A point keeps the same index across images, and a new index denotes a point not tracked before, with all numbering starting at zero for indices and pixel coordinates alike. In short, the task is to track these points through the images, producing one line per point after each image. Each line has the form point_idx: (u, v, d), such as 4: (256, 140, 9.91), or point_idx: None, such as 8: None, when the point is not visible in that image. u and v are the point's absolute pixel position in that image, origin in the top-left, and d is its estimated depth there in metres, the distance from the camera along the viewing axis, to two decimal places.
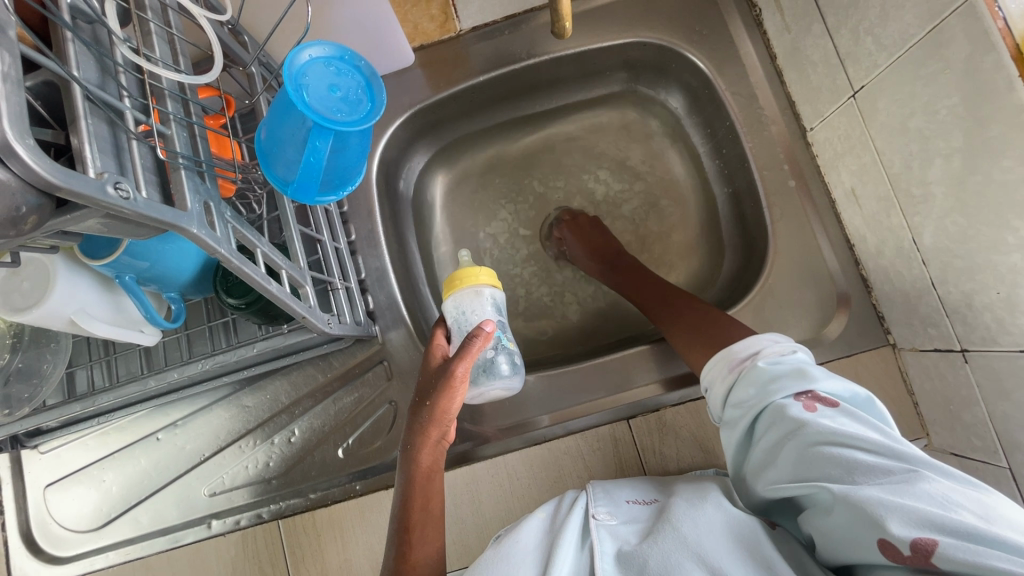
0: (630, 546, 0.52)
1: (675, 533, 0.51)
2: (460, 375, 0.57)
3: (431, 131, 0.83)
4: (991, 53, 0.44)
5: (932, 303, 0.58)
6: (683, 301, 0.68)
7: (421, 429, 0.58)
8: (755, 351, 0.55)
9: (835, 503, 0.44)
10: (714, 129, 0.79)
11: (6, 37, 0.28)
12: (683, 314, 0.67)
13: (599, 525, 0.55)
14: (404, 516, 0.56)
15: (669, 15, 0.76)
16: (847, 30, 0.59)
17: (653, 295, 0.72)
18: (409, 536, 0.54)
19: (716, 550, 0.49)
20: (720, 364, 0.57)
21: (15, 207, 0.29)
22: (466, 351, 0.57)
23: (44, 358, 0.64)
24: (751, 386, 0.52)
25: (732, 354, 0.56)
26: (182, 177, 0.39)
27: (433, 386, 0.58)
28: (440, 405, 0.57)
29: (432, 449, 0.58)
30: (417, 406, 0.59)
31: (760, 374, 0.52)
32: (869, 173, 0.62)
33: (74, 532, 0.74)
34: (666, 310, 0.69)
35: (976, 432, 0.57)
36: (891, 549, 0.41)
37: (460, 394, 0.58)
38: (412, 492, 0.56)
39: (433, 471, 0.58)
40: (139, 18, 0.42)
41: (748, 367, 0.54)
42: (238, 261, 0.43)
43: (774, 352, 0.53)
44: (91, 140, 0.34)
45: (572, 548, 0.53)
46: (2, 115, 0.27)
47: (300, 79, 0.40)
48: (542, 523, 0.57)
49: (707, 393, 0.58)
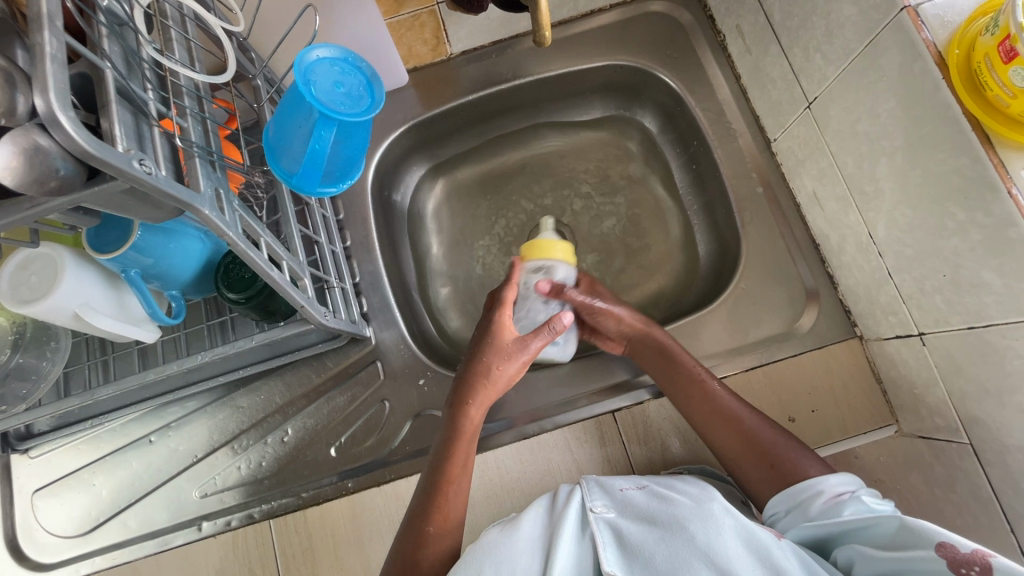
0: (634, 538, 0.54)
1: (684, 532, 0.52)
2: (533, 351, 0.68)
3: (423, 146, 0.89)
4: (919, 61, 0.50)
5: (891, 293, 0.63)
6: (750, 435, 0.63)
7: (484, 386, 0.66)
8: (851, 489, 0.55)
9: (900, 526, 0.48)
10: (688, 143, 0.86)
11: (55, 27, 0.32)
12: (758, 456, 0.62)
13: (598, 517, 0.57)
14: (447, 467, 0.62)
15: (642, 41, 0.84)
16: (799, 48, 0.65)
17: (709, 415, 0.65)
18: (447, 490, 0.61)
19: (722, 547, 0.50)
20: (798, 495, 0.57)
21: (50, 169, 0.32)
22: (541, 335, 0.68)
23: (44, 357, 0.66)
24: (848, 507, 0.53)
25: (818, 486, 0.56)
26: (196, 163, 0.43)
27: (505, 353, 0.67)
28: (505, 373, 0.67)
29: (481, 412, 0.67)
30: (483, 369, 0.67)
31: (853, 501, 0.54)
32: (827, 175, 0.67)
33: (60, 537, 0.73)
34: (734, 445, 0.63)
35: (939, 412, 0.61)
36: (948, 550, 0.44)
37: (523, 367, 0.68)
38: (457, 450, 0.63)
39: (478, 432, 0.66)
40: (162, 24, 0.46)
41: (844, 499, 0.54)
42: (244, 245, 0.47)
43: (868, 492, 0.55)
44: (120, 123, 0.38)
45: (571, 542, 0.55)
46: (49, 90, 0.31)
47: (308, 76, 0.44)
48: (541, 516, 0.59)
49: (777, 503, 0.58)
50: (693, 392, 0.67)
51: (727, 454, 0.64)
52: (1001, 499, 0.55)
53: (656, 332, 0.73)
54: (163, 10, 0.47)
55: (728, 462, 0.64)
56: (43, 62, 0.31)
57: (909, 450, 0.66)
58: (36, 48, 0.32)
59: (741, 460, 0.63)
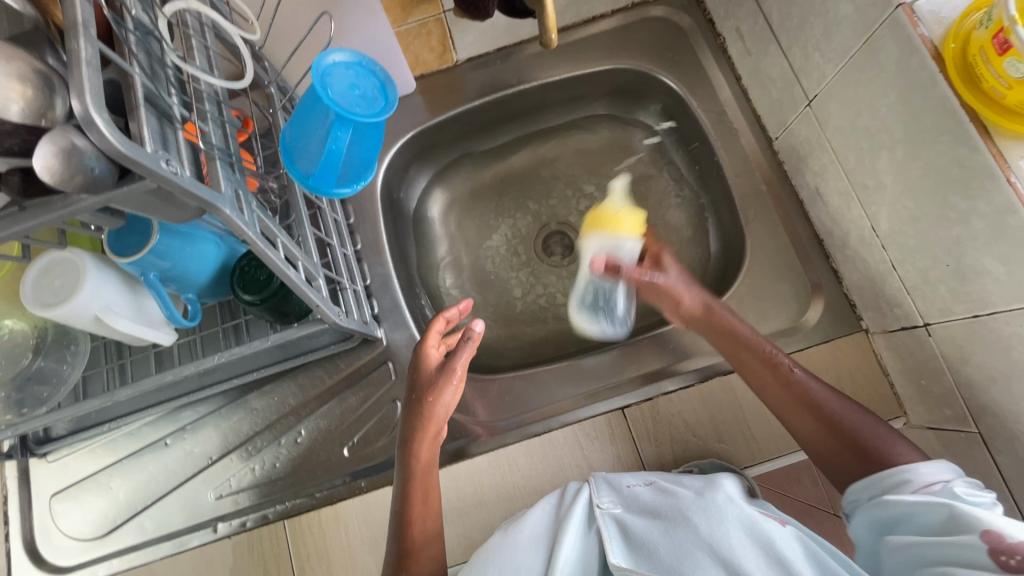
0: (641, 534, 0.55)
1: (688, 525, 0.53)
2: (458, 369, 0.66)
3: (430, 151, 0.90)
4: (916, 56, 0.51)
5: (895, 285, 0.64)
6: (828, 416, 0.59)
7: (422, 424, 0.64)
8: (945, 478, 0.51)
9: (950, 515, 0.47)
10: (691, 144, 0.87)
11: (89, 34, 0.34)
12: (839, 442, 0.57)
13: (605, 513, 0.58)
14: (406, 510, 0.61)
15: (644, 45, 0.86)
16: (799, 48, 0.67)
17: (771, 384, 0.62)
18: (411, 531, 0.60)
19: (728, 542, 0.51)
20: (884, 482, 0.53)
21: (85, 168, 0.35)
22: (463, 352, 0.66)
23: (64, 360, 0.67)
24: (914, 491, 0.51)
25: (904, 475, 0.52)
26: (218, 166, 0.45)
27: (432, 383, 0.66)
28: (441, 402, 0.65)
29: (430, 444, 0.64)
30: (415, 403, 0.65)
31: (941, 490, 0.50)
32: (829, 171, 0.69)
33: (78, 540, 0.74)
34: (816, 432, 0.59)
35: (946, 402, 0.62)
36: (993, 540, 0.44)
37: (456, 391, 0.66)
38: (412, 486, 0.62)
39: (430, 465, 0.63)
40: (184, 34, 0.48)
41: (933, 488, 0.50)
42: (262, 244, 0.48)
43: (964, 481, 0.50)
44: (147, 126, 0.39)
45: (578, 534, 0.56)
46: (85, 94, 0.32)
47: (325, 79, 0.46)
48: (546, 513, 0.59)
49: (859, 490, 0.54)
50: (759, 374, 0.63)
51: (808, 440, 0.60)
52: (1012, 487, 0.56)
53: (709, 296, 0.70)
54: (184, 20, 0.49)
55: (809, 446, 0.60)
56: (80, 67, 0.33)
57: (918, 441, 0.66)
58: (73, 55, 0.33)
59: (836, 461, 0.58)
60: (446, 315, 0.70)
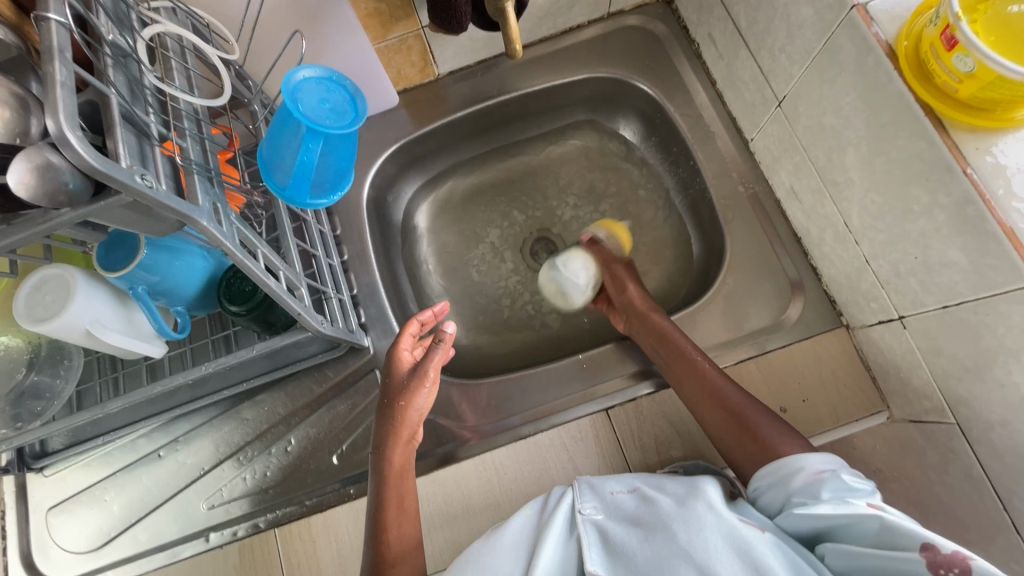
0: (620, 542, 0.56)
1: (667, 534, 0.54)
2: (431, 372, 0.67)
3: (416, 163, 0.92)
4: (872, 54, 0.53)
5: (870, 279, 0.65)
6: (731, 407, 0.64)
7: (397, 430, 0.65)
8: (831, 467, 0.55)
9: (880, 524, 0.50)
10: (670, 148, 0.89)
11: (65, 58, 0.36)
12: (741, 431, 0.63)
13: (586, 519, 0.59)
14: (379, 516, 0.62)
15: (620, 53, 0.88)
16: (766, 50, 0.68)
17: (704, 395, 0.66)
18: (386, 536, 0.61)
19: (705, 548, 0.51)
20: (782, 469, 0.57)
21: (58, 184, 0.36)
22: (435, 355, 0.67)
23: (58, 375, 0.69)
24: (826, 491, 0.53)
25: (799, 462, 0.56)
26: (196, 180, 0.47)
27: (405, 387, 0.67)
28: (414, 405, 0.66)
29: (403, 449, 0.65)
30: (388, 407, 0.67)
31: (833, 481, 0.53)
32: (802, 169, 0.70)
33: (74, 553, 0.75)
34: (720, 421, 0.64)
35: (925, 394, 0.62)
36: (931, 552, 0.46)
37: (430, 393, 0.67)
38: (386, 493, 0.63)
39: (405, 469, 0.65)
40: (164, 57, 0.50)
41: (824, 478, 0.54)
42: (241, 255, 0.50)
43: (846, 469, 0.55)
44: (124, 142, 0.41)
45: (559, 541, 0.58)
46: (59, 114, 0.34)
47: (295, 94, 0.48)
48: (529, 520, 0.60)
49: (761, 477, 0.58)
50: (686, 374, 0.68)
51: (713, 429, 0.65)
52: (992, 477, 0.56)
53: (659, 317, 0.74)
54: (165, 43, 0.51)
55: (716, 439, 0.65)
56: (55, 89, 0.35)
57: (901, 435, 0.66)
58: (49, 77, 0.35)
59: (753, 461, 0.61)
60: (420, 318, 0.72)
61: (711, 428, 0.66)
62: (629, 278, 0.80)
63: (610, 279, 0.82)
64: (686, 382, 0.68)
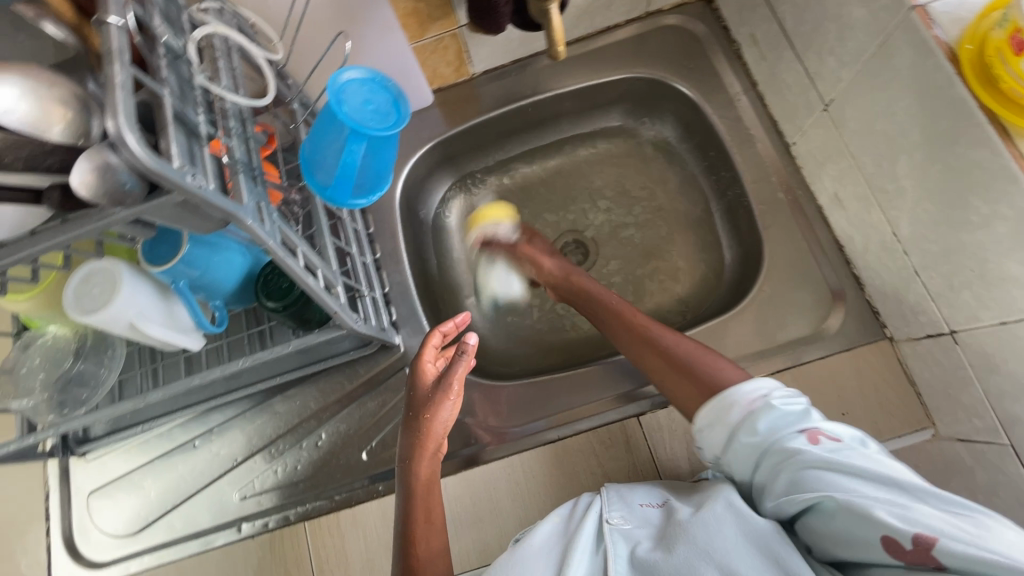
0: (643, 553, 0.55)
1: (688, 538, 0.53)
2: (455, 382, 0.66)
3: (448, 162, 0.92)
4: (932, 58, 0.51)
5: (918, 291, 0.62)
6: (662, 349, 0.65)
7: (427, 430, 0.66)
8: (764, 394, 0.56)
9: (838, 506, 0.48)
10: (707, 150, 0.87)
11: (123, 59, 0.37)
12: (674, 371, 0.63)
13: (613, 529, 0.58)
14: (409, 532, 0.62)
15: (658, 53, 0.86)
16: (813, 52, 0.66)
17: (636, 343, 0.68)
18: (415, 550, 0.61)
19: (728, 551, 0.51)
20: (716, 407, 0.57)
21: (118, 184, 0.37)
22: (458, 367, 0.66)
23: (101, 364, 0.71)
24: (763, 425, 0.54)
25: (734, 396, 0.57)
26: (240, 178, 0.47)
27: (428, 401, 0.66)
28: (438, 418, 0.66)
29: (430, 462, 0.65)
30: (413, 420, 0.66)
31: (767, 414, 0.54)
32: (848, 175, 0.68)
33: (112, 537, 0.78)
34: (655, 363, 0.66)
35: (976, 413, 0.60)
36: (894, 544, 0.45)
37: (452, 405, 0.67)
38: (414, 503, 0.63)
39: (431, 481, 0.64)
40: (212, 57, 0.51)
41: (759, 412, 0.55)
42: (282, 253, 0.50)
43: (779, 393, 0.56)
44: (176, 142, 0.42)
45: (586, 552, 0.57)
46: (119, 116, 0.35)
47: (340, 95, 0.48)
48: (555, 527, 0.60)
49: (704, 421, 0.58)
50: (620, 328, 0.71)
51: (655, 376, 0.65)
52: None
53: (582, 276, 0.80)
54: (212, 43, 0.52)
55: (659, 386, 0.65)
56: (114, 90, 0.36)
57: (947, 453, 0.64)
58: (109, 79, 0.36)
59: (688, 397, 0.62)
60: (442, 329, 0.73)
61: (650, 374, 0.66)
62: (542, 255, 0.83)
63: (529, 264, 0.84)
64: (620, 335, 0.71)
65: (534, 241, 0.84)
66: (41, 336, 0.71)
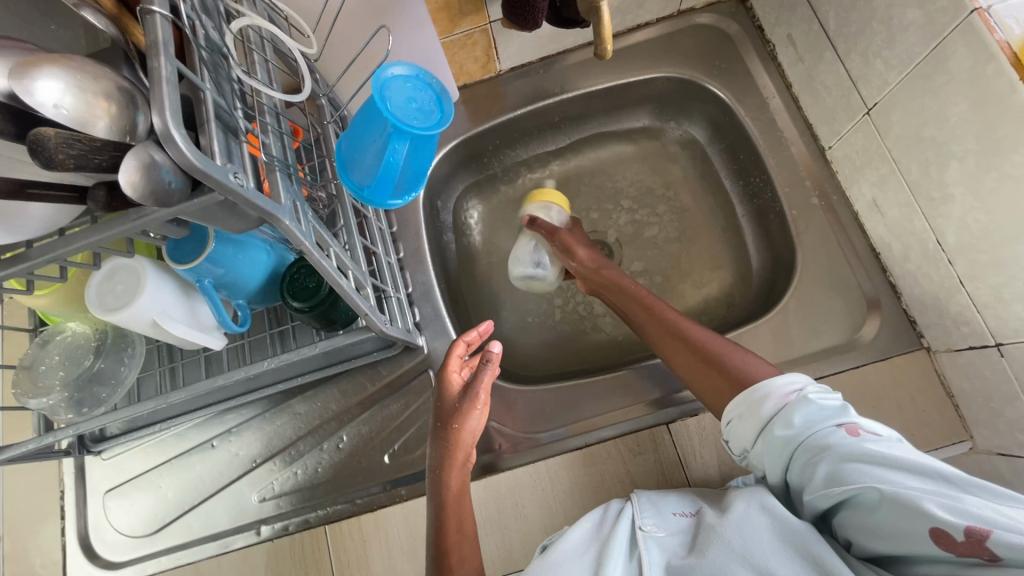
0: (679, 558, 0.54)
1: (721, 541, 0.52)
2: (482, 391, 0.66)
3: (471, 160, 0.91)
4: (993, 63, 0.49)
5: (962, 301, 0.61)
6: (693, 345, 0.65)
7: (455, 439, 0.64)
8: (800, 387, 0.54)
9: (881, 498, 0.46)
10: (737, 153, 0.85)
11: (167, 52, 0.35)
12: (704, 366, 0.63)
13: (648, 536, 0.57)
14: (443, 541, 0.60)
15: (690, 52, 0.84)
16: (857, 54, 0.65)
17: (665, 338, 0.68)
18: (449, 561, 0.59)
19: (764, 552, 0.50)
20: (750, 400, 0.56)
21: (162, 182, 0.36)
22: (483, 375, 0.66)
23: (122, 362, 0.69)
24: (798, 416, 0.52)
25: (766, 388, 0.55)
26: (277, 178, 0.45)
27: (458, 409, 0.66)
28: (467, 427, 0.65)
29: (460, 472, 0.64)
30: (441, 429, 0.65)
31: (801, 406, 0.53)
32: (889, 182, 0.66)
33: (129, 537, 0.76)
34: (685, 359, 0.65)
35: (1020, 427, 0.58)
36: (944, 537, 0.43)
37: (480, 414, 0.66)
38: (447, 515, 0.61)
39: (463, 492, 0.63)
40: (248, 50, 0.50)
41: (792, 403, 0.53)
42: (318, 254, 0.48)
43: (814, 387, 0.54)
44: (217, 139, 0.40)
45: (622, 558, 0.55)
46: (165, 111, 0.34)
47: (384, 91, 0.47)
48: (588, 531, 0.58)
49: (733, 407, 0.57)
50: (648, 323, 0.71)
51: (684, 372, 0.65)
52: None
53: (615, 271, 0.77)
54: (247, 36, 0.50)
55: (686, 380, 0.65)
56: (161, 85, 0.34)
57: (986, 467, 0.63)
58: (155, 73, 0.35)
59: (718, 391, 0.61)
60: (467, 338, 0.71)
61: (678, 370, 0.66)
62: (572, 241, 0.80)
63: (562, 248, 0.80)
64: (648, 328, 0.71)
65: (575, 236, 0.81)
66: (60, 332, 0.69)
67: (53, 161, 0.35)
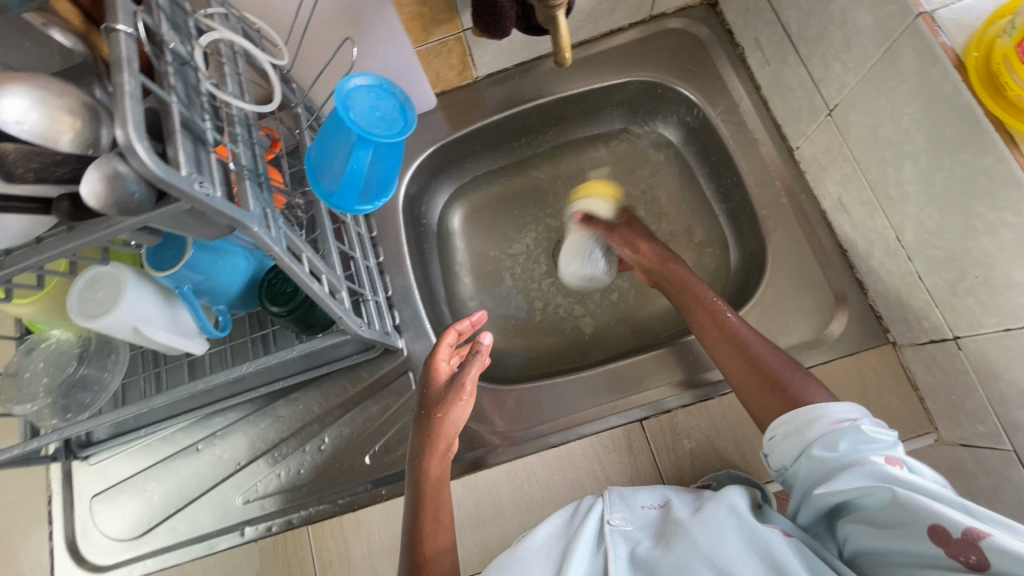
0: (644, 550, 0.55)
1: (688, 537, 0.53)
2: (468, 384, 0.67)
3: (451, 166, 0.92)
4: (937, 65, 0.51)
5: (922, 297, 0.62)
6: (751, 355, 0.64)
7: (431, 439, 0.65)
8: (853, 417, 0.54)
9: (892, 499, 0.48)
10: (710, 154, 0.87)
11: (132, 68, 0.37)
12: (758, 379, 0.63)
13: (615, 530, 0.58)
14: (417, 526, 0.62)
15: (662, 56, 0.86)
16: (818, 58, 0.66)
17: (723, 343, 0.67)
18: (424, 546, 0.61)
19: (728, 551, 0.51)
20: (800, 419, 0.56)
21: (126, 192, 0.38)
22: (472, 366, 0.67)
23: (105, 368, 0.71)
24: (844, 442, 0.53)
25: (819, 411, 0.55)
26: (247, 185, 0.47)
27: (443, 399, 0.67)
28: (450, 417, 0.66)
29: (440, 461, 0.65)
30: (425, 418, 0.67)
31: (851, 431, 0.53)
32: (852, 181, 0.68)
33: (116, 541, 0.77)
34: (739, 368, 0.64)
35: (979, 418, 0.60)
36: (941, 535, 0.45)
37: (466, 405, 0.67)
38: (423, 502, 0.63)
39: (441, 481, 0.64)
40: (219, 63, 0.51)
41: (842, 428, 0.53)
42: (288, 260, 0.50)
43: (869, 419, 0.54)
44: (184, 150, 0.41)
45: (587, 552, 0.56)
46: (127, 124, 0.35)
47: (347, 101, 0.48)
48: (557, 527, 0.60)
49: (778, 425, 0.57)
50: (711, 330, 0.69)
51: (732, 375, 0.65)
52: None
53: (685, 273, 0.75)
54: (218, 48, 0.52)
55: (736, 387, 0.65)
56: (124, 99, 0.36)
57: (950, 458, 0.64)
58: (118, 88, 0.36)
59: (765, 406, 0.61)
60: (457, 328, 0.72)
61: (729, 376, 0.66)
62: (637, 237, 0.81)
63: (622, 243, 0.82)
64: (705, 329, 0.69)
65: (633, 228, 0.82)
66: (44, 339, 0.71)
67: (13, 173, 0.38)
